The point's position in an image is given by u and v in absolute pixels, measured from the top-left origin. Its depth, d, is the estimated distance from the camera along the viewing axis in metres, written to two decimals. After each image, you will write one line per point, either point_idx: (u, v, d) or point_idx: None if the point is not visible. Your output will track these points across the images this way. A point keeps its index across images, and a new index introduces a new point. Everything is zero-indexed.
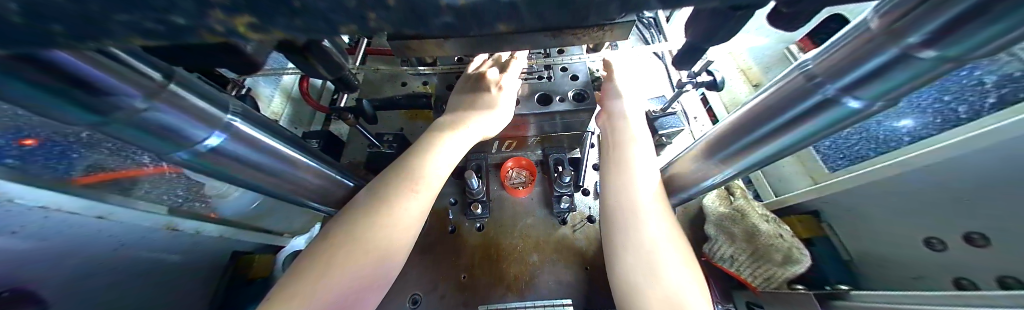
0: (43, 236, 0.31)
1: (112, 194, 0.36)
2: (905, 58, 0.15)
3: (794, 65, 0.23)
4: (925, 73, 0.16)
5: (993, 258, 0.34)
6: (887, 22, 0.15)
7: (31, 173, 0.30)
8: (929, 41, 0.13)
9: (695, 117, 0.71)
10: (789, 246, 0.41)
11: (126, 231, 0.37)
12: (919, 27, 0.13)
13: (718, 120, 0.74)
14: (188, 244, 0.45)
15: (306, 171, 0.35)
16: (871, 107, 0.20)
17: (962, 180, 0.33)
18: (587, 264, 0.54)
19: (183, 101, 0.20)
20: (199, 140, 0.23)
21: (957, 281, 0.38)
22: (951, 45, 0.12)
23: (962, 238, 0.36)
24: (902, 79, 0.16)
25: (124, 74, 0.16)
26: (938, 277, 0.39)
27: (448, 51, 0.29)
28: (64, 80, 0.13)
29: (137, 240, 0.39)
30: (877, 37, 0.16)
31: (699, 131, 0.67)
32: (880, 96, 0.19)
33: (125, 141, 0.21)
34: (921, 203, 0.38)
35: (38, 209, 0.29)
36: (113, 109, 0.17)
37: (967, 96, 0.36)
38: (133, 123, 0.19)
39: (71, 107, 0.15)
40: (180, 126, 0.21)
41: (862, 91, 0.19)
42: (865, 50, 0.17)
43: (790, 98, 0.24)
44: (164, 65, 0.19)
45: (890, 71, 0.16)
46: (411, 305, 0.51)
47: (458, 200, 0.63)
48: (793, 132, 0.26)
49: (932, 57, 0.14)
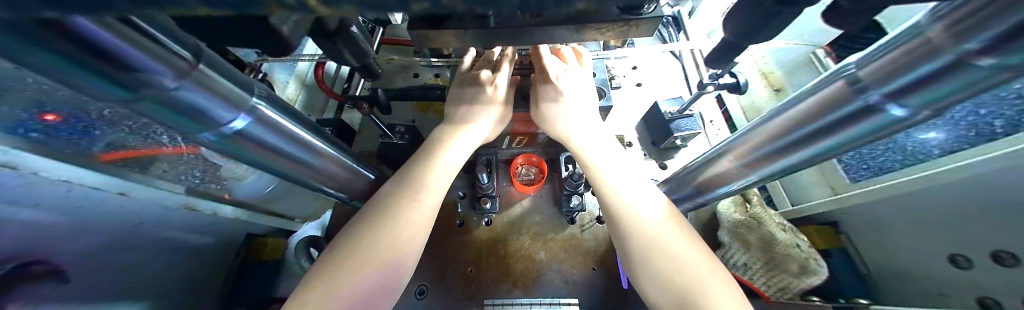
0: (63, 211, 0.31)
1: (130, 172, 0.36)
2: (961, 65, 0.14)
3: (834, 70, 0.22)
4: (979, 83, 0.15)
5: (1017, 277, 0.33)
6: (944, 26, 0.14)
7: (51, 148, 0.30)
8: (986, 49, 0.12)
9: (712, 120, 0.69)
10: (806, 257, 0.41)
11: (147, 211, 0.38)
12: (976, 33, 0.12)
13: (734, 124, 0.72)
14: (205, 224, 0.46)
15: (322, 157, 0.35)
16: (916, 116, 0.19)
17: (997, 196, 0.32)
18: (595, 264, 0.54)
19: (211, 81, 0.20)
20: (225, 122, 0.23)
21: (981, 300, 0.36)
22: (1011, 54, 0.11)
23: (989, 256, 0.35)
24: (954, 87, 0.16)
25: (155, 51, 0.16)
26: (960, 295, 0.37)
27: (465, 43, 0.29)
28: (93, 52, 0.13)
29: (154, 219, 0.39)
30: (930, 43, 0.15)
31: (715, 135, 0.66)
32: (929, 104, 0.18)
33: (154, 120, 0.21)
34: (954, 220, 0.36)
35: (61, 183, 0.29)
36: (143, 86, 0.17)
37: (1004, 110, 0.33)
38: (162, 102, 0.19)
39: (101, 80, 0.15)
40: (207, 107, 0.21)
41: (909, 99, 0.18)
42: (916, 55, 0.16)
43: (828, 105, 0.23)
44: (194, 43, 0.19)
45: (943, 78, 0.15)
46: (416, 296, 0.51)
47: (467, 194, 0.63)
48: (828, 138, 0.25)
49: (990, 66, 0.13)
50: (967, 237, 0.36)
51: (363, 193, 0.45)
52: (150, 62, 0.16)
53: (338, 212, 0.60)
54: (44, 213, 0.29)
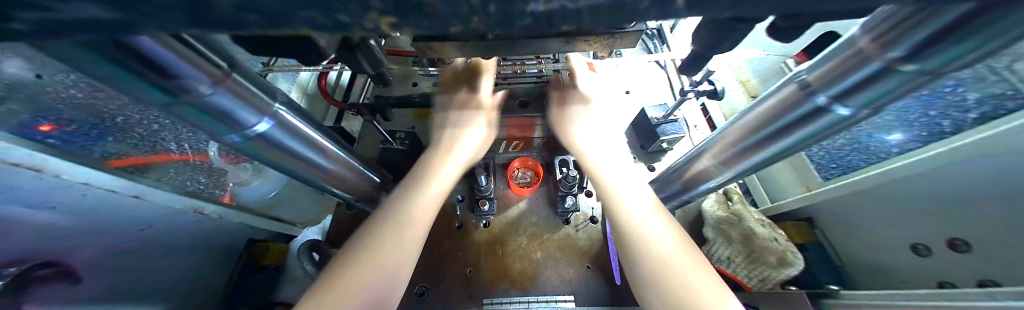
0: (78, 212, 0.32)
1: (139, 176, 0.37)
2: (889, 71, 0.17)
3: (789, 77, 0.26)
4: (907, 84, 0.18)
5: (973, 263, 0.36)
6: (877, 37, 0.17)
7: (71, 153, 0.32)
8: (917, 50, 0.15)
9: (695, 125, 0.73)
10: (783, 250, 0.43)
11: (159, 214, 0.39)
12: (903, 43, 0.15)
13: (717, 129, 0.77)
14: (207, 230, 0.47)
15: (331, 159, 0.36)
16: (859, 114, 0.23)
17: (956, 189, 0.35)
18: (590, 262, 0.56)
19: (242, 89, 0.23)
20: (250, 126, 0.25)
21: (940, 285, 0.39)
22: (939, 50, 0.14)
23: (946, 244, 0.38)
24: (887, 88, 0.19)
25: (191, 58, 0.18)
26: (922, 281, 0.41)
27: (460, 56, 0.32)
28: (129, 52, 0.15)
29: (162, 220, 0.40)
30: (865, 52, 0.18)
31: (699, 138, 0.70)
32: (866, 104, 0.21)
33: (189, 123, 0.23)
34: (917, 212, 0.40)
35: (81, 185, 0.30)
36: (182, 92, 0.19)
37: (950, 111, 0.35)
38: (197, 106, 0.21)
39: (141, 82, 0.17)
40: (234, 111, 0.23)
41: (851, 100, 0.21)
42: (852, 63, 0.19)
43: (785, 106, 0.26)
44: (229, 54, 0.22)
45: (876, 81, 0.19)
46: (416, 298, 0.52)
47: (465, 196, 0.65)
48: (789, 137, 0.29)
49: (913, 70, 0.16)
50: (924, 226, 0.40)
51: (365, 196, 0.47)
52: (187, 68, 0.18)
53: (339, 216, 0.62)
54: (56, 215, 0.30)
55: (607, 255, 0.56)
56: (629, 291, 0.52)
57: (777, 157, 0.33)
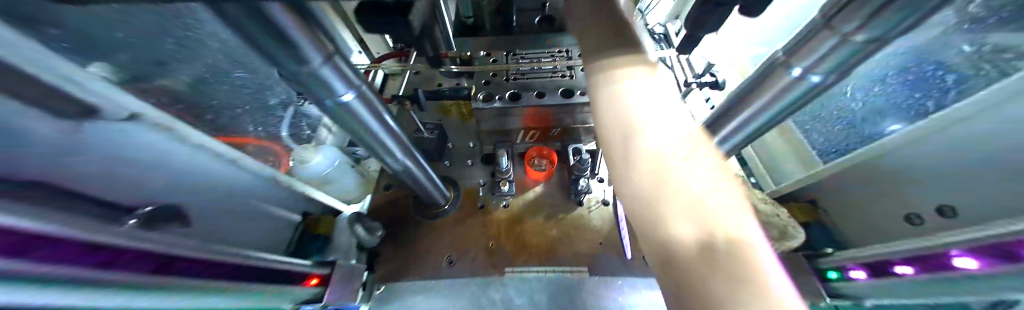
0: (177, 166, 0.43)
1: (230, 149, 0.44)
2: (845, 42, 0.22)
3: (773, 53, 0.30)
4: (857, 51, 0.22)
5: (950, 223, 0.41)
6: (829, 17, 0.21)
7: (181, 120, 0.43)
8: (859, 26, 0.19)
9: None
10: (784, 224, 0.47)
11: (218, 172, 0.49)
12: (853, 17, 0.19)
13: None
14: None
15: (391, 135, 0.43)
16: (827, 81, 0.27)
17: None
18: (601, 239, 0.61)
19: (338, 66, 0.28)
20: (340, 95, 0.31)
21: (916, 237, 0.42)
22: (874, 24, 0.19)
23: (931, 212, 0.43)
24: (845, 56, 0.23)
25: (304, 33, 0.23)
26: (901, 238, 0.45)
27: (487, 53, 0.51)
28: (270, 22, 0.19)
29: (237, 187, 0.52)
30: (825, 29, 0.22)
31: None
32: (833, 71, 0.25)
33: (303, 91, 0.30)
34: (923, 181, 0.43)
35: (200, 146, 0.46)
36: (301, 62, 0.24)
37: (932, 92, 0.40)
38: (309, 76, 0.27)
39: (276, 46, 0.22)
40: (331, 82, 0.29)
41: (818, 69, 0.25)
42: (817, 38, 0.23)
43: (773, 80, 0.30)
44: (331, 36, 0.27)
45: (835, 50, 0.23)
46: (445, 264, 0.59)
47: (486, 181, 0.72)
48: (775, 106, 0.33)
49: (862, 39, 0.20)
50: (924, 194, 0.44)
51: (403, 173, 0.54)
52: (304, 41, 0.23)
53: (376, 196, 0.70)
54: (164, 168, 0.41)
55: (618, 233, 0.61)
56: (640, 265, 0.57)
57: (765, 128, 0.38)
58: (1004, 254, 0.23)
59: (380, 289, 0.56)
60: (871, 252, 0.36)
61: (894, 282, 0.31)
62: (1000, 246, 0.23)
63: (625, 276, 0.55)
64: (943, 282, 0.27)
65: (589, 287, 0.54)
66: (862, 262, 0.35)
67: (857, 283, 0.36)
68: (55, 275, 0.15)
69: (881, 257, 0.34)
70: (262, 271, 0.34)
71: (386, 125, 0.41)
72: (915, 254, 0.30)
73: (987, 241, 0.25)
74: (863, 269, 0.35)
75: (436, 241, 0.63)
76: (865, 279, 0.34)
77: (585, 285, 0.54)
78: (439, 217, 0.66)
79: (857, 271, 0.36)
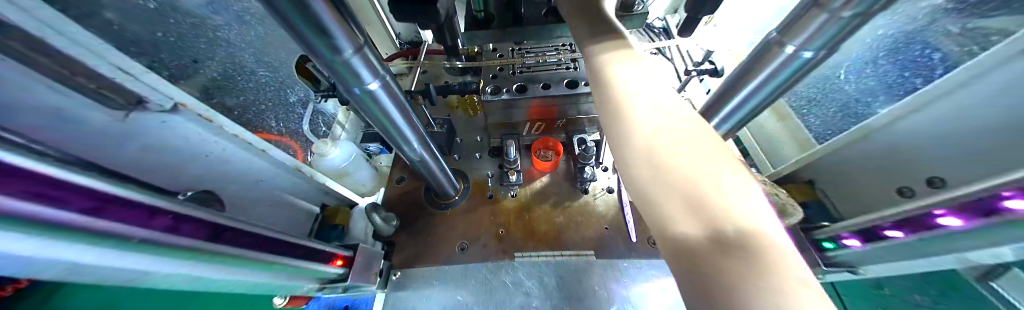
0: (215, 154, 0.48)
1: None
2: (834, 17, 0.24)
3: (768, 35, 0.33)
4: (845, 25, 0.24)
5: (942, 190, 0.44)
6: None
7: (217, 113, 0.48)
8: None
9: None
10: (783, 202, 0.48)
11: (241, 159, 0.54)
12: None
13: None
14: None
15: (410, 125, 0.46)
16: (818, 56, 0.29)
17: None
18: (607, 224, 0.63)
19: (366, 57, 0.31)
20: (366, 84, 0.34)
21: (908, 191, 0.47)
22: None
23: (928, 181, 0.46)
24: (835, 30, 0.25)
25: (341, 23, 0.26)
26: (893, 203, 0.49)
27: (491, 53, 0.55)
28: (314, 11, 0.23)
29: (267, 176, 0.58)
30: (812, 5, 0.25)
31: None
32: (826, 46, 0.28)
33: (337, 81, 0.33)
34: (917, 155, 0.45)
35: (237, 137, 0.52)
36: (337, 51, 0.28)
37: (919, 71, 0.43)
38: (343, 65, 0.30)
39: (316, 34, 0.25)
40: (361, 72, 0.32)
41: (811, 45, 0.28)
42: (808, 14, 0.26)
43: (772, 59, 0.33)
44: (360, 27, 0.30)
45: (827, 24, 0.25)
46: (458, 251, 0.62)
47: (495, 173, 0.74)
48: (770, 84, 0.35)
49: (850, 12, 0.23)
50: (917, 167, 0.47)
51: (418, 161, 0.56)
52: (339, 31, 0.26)
53: (389, 189, 0.73)
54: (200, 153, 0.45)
55: (623, 218, 0.63)
56: (646, 248, 0.59)
57: (763, 106, 0.41)
58: (982, 209, 0.25)
59: (398, 274, 0.59)
60: (860, 220, 0.38)
61: (890, 247, 0.33)
62: (976, 204, 0.25)
63: (631, 258, 0.58)
64: (931, 242, 0.29)
65: (596, 269, 0.57)
66: (853, 231, 0.38)
67: (852, 250, 0.38)
68: (108, 230, 0.17)
69: (870, 223, 0.36)
70: (295, 247, 0.37)
71: (406, 114, 0.44)
72: (900, 217, 0.32)
73: (967, 198, 0.27)
74: (855, 237, 0.38)
75: (448, 229, 0.66)
76: (860, 248, 0.37)
77: (592, 268, 0.57)
78: (449, 207, 0.69)
79: (850, 240, 0.38)
